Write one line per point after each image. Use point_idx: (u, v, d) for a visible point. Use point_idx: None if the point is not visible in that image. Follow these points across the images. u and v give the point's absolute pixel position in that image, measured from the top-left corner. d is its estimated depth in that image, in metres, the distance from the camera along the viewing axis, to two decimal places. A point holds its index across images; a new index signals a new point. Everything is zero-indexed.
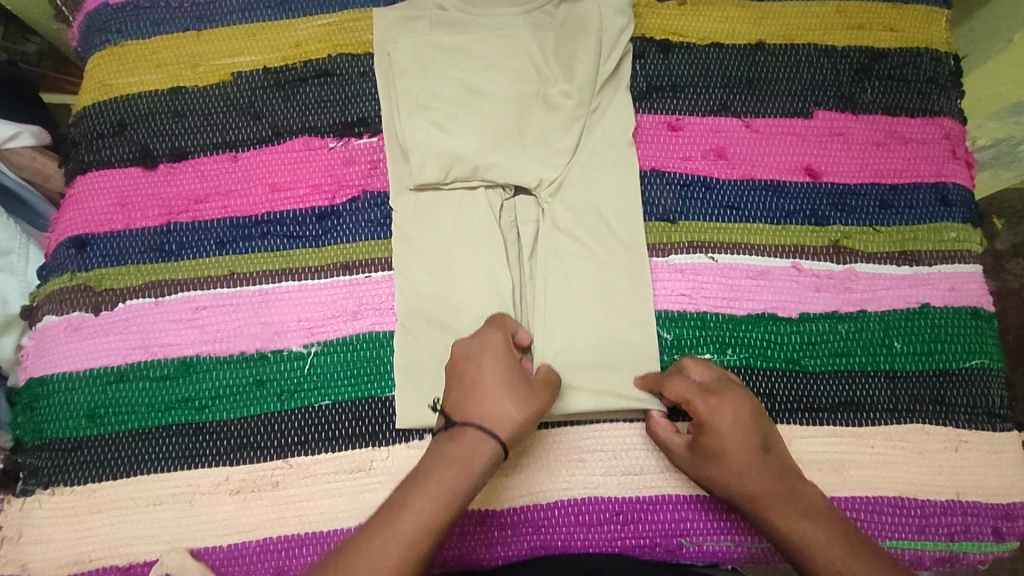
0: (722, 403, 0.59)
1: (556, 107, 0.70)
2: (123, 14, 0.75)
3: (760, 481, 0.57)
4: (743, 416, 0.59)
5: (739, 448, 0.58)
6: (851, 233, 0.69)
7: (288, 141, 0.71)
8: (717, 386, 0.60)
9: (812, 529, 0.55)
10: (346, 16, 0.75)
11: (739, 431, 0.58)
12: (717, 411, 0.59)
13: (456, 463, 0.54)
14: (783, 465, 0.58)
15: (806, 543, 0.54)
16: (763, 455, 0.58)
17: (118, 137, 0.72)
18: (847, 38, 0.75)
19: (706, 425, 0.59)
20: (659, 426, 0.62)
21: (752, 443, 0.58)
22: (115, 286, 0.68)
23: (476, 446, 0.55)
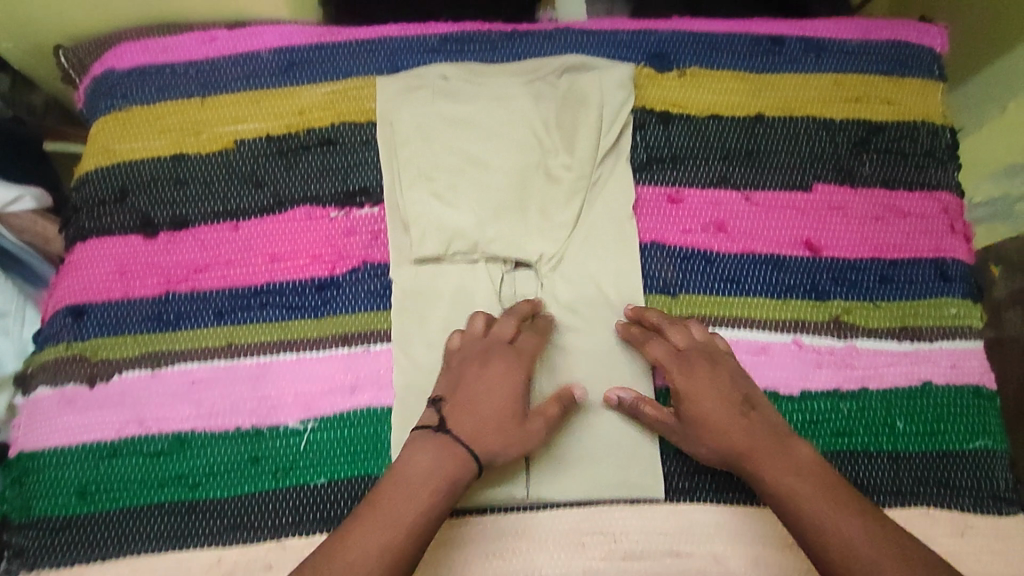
0: (698, 372, 0.61)
1: (557, 180, 0.71)
2: (128, 80, 0.75)
3: (747, 445, 0.58)
4: (723, 383, 0.60)
5: (718, 415, 0.59)
6: (852, 308, 0.70)
7: (290, 210, 0.71)
8: (691, 354, 0.62)
9: (799, 484, 0.55)
10: (350, 84, 0.75)
11: (717, 399, 0.60)
12: (693, 376, 0.61)
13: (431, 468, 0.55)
14: (769, 424, 0.59)
15: (791, 497, 0.55)
16: (746, 417, 0.59)
17: (119, 203, 0.72)
18: (845, 111, 0.75)
19: (688, 395, 0.60)
20: (647, 405, 0.63)
21: (730, 405, 0.59)
22: (110, 357, 0.67)
23: (456, 452, 0.56)
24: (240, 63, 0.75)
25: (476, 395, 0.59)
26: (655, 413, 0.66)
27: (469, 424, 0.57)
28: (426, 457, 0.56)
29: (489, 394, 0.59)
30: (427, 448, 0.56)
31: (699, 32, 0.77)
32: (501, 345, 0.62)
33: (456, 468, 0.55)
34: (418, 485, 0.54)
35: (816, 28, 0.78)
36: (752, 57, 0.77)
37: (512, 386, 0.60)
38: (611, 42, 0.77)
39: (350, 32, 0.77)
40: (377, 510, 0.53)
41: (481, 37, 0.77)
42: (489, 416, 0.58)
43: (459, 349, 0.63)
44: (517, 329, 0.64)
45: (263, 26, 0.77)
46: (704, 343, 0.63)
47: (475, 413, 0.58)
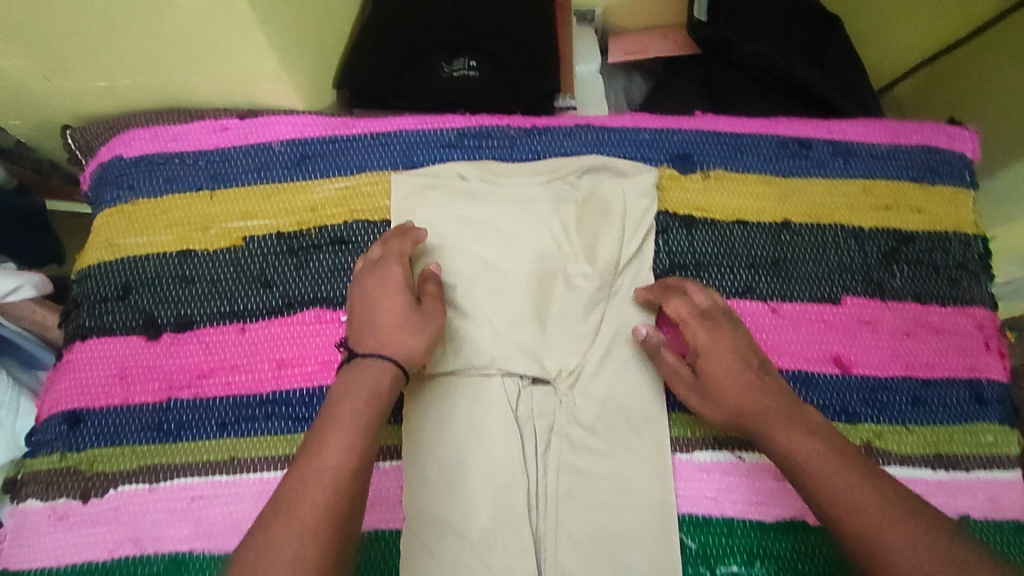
0: (723, 328, 0.62)
1: (577, 290, 0.69)
2: (135, 170, 0.73)
3: (759, 409, 0.57)
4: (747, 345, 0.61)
5: (731, 371, 0.59)
6: (883, 433, 0.67)
7: (299, 313, 0.69)
8: (717, 312, 0.63)
9: (806, 445, 0.53)
10: (364, 179, 0.72)
11: (738, 346, 0.61)
12: (720, 337, 0.61)
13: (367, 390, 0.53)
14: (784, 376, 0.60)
15: (800, 460, 0.53)
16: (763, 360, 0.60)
17: (121, 301, 0.69)
18: (874, 219, 0.73)
19: (709, 350, 0.61)
20: (668, 353, 0.64)
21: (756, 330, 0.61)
22: (107, 469, 0.64)
23: (381, 364, 0.55)
24: (251, 155, 0.73)
25: (375, 296, 0.59)
26: (666, 531, 0.63)
27: (384, 334, 0.57)
28: (356, 381, 0.53)
29: (392, 297, 0.59)
30: (351, 379, 0.53)
31: (724, 132, 0.75)
32: (398, 257, 0.62)
33: (384, 387, 0.54)
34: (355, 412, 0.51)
35: (844, 130, 0.76)
36: (778, 161, 0.74)
37: (400, 277, 0.61)
38: (632, 141, 0.75)
39: (364, 124, 0.75)
40: (313, 451, 0.48)
41: (500, 132, 0.75)
42: (394, 320, 0.58)
43: (364, 277, 0.61)
44: (407, 241, 0.65)
45: (274, 116, 0.74)
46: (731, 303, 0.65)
47: (378, 324, 0.57)
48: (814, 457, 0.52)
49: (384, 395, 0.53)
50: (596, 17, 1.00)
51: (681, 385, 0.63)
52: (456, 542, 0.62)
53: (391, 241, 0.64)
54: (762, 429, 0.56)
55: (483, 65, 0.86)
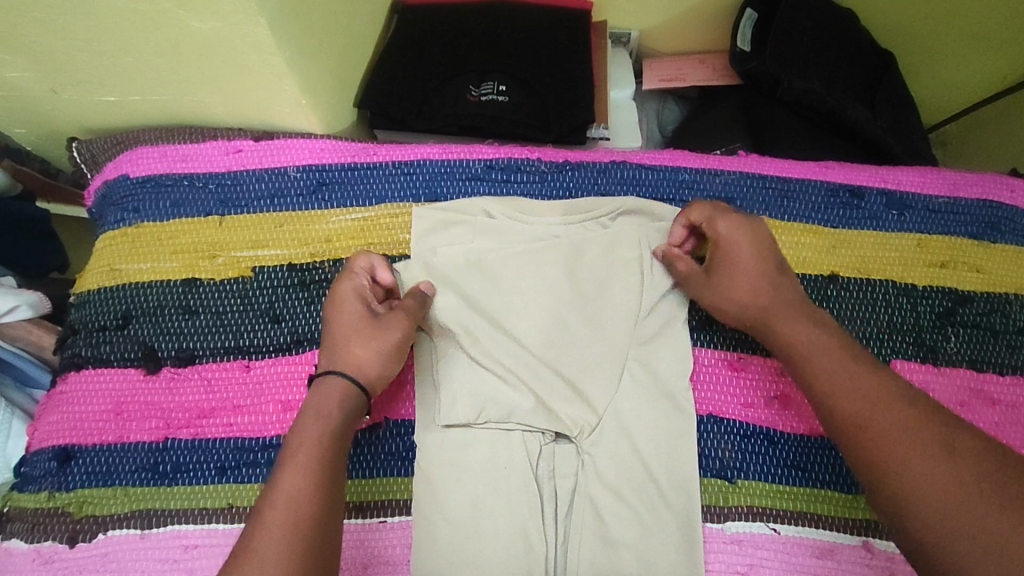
0: (738, 224, 0.60)
1: (602, 340, 0.65)
2: (142, 190, 0.69)
3: (763, 302, 0.58)
4: (761, 261, 0.59)
5: (748, 264, 0.59)
6: None
7: (308, 351, 0.64)
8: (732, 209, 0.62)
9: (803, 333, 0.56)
10: (384, 211, 0.69)
11: (746, 271, 0.59)
12: (735, 241, 0.60)
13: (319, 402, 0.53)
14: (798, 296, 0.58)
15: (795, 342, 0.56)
16: (777, 286, 0.58)
17: (120, 331, 0.65)
18: (927, 277, 0.68)
19: (728, 241, 0.60)
20: (683, 262, 0.64)
21: (764, 269, 0.59)
22: (97, 512, 0.60)
23: (336, 381, 0.55)
24: (265, 180, 0.69)
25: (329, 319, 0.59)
26: None
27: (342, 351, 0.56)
28: (317, 400, 0.54)
29: (346, 313, 0.58)
30: (312, 399, 0.54)
31: (770, 176, 0.71)
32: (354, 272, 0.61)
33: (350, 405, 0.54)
34: (322, 415, 0.52)
35: (899, 180, 0.72)
36: (829, 210, 0.70)
37: (358, 293, 0.60)
38: (672, 182, 0.71)
39: (386, 152, 0.71)
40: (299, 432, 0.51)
41: (530, 166, 0.71)
42: (347, 331, 0.57)
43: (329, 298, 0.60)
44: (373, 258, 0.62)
45: (291, 140, 0.70)
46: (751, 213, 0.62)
47: (334, 340, 0.57)
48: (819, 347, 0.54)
49: (339, 412, 0.53)
50: (631, 39, 0.95)
51: (693, 285, 0.63)
52: None
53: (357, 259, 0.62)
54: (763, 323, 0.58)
55: (513, 90, 0.81)
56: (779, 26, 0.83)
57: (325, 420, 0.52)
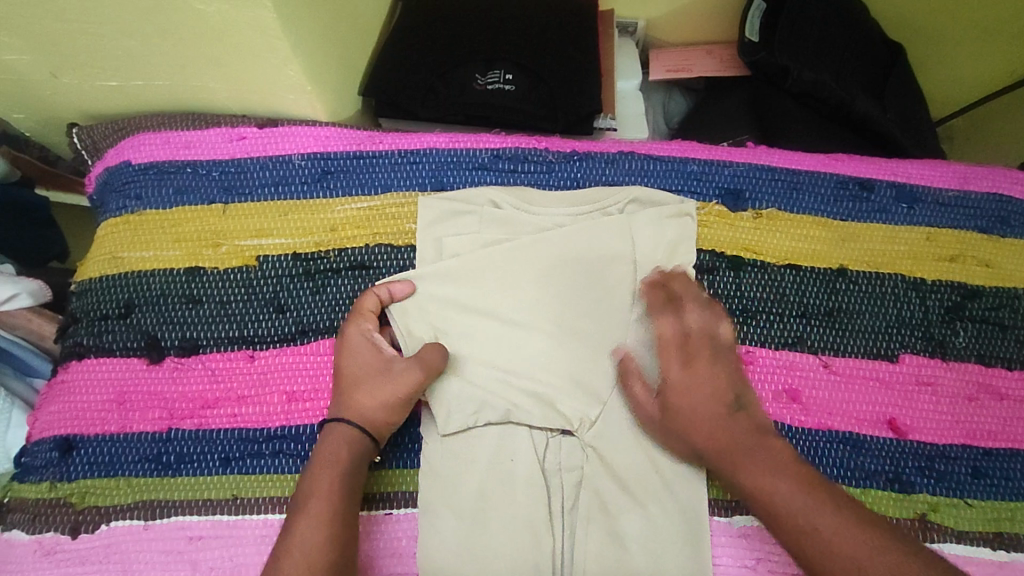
0: (697, 367, 0.58)
1: (609, 332, 0.64)
2: (144, 178, 0.68)
3: (724, 442, 0.56)
4: (715, 402, 0.57)
5: (701, 431, 0.57)
6: (938, 505, 0.61)
7: (313, 342, 0.63)
8: (691, 347, 0.59)
9: (767, 481, 0.53)
10: (389, 200, 0.68)
11: (702, 408, 0.57)
12: (694, 384, 0.58)
13: (332, 446, 0.56)
14: (755, 424, 0.57)
15: (758, 491, 0.53)
16: (733, 420, 0.57)
17: (123, 320, 0.64)
18: (936, 271, 0.68)
19: (681, 386, 0.58)
20: (639, 386, 0.61)
21: (717, 415, 0.57)
22: (100, 503, 0.59)
23: (342, 427, 0.57)
24: (269, 168, 0.68)
25: (338, 365, 0.60)
26: None
27: (351, 394, 0.58)
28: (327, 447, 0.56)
29: (356, 360, 0.59)
30: (323, 445, 0.56)
31: (780, 168, 0.71)
32: (360, 320, 0.61)
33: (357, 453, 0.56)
34: (332, 460, 0.55)
35: (909, 173, 0.71)
36: (838, 203, 0.70)
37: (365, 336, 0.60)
38: (680, 173, 0.70)
39: (392, 141, 0.70)
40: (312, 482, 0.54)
41: (537, 156, 0.70)
42: (354, 381, 0.58)
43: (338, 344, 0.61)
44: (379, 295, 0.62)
45: (296, 127, 0.69)
46: (718, 341, 0.59)
47: (342, 384, 0.59)
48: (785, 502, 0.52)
49: (349, 456, 0.55)
50: (638, 29, 0.94)
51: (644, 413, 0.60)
52: None
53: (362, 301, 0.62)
54: (725, 467, 0.56)
55: (520, 78, 0.80)
56: (788, 17, 0.82)
57: (334, 468, 0.54)
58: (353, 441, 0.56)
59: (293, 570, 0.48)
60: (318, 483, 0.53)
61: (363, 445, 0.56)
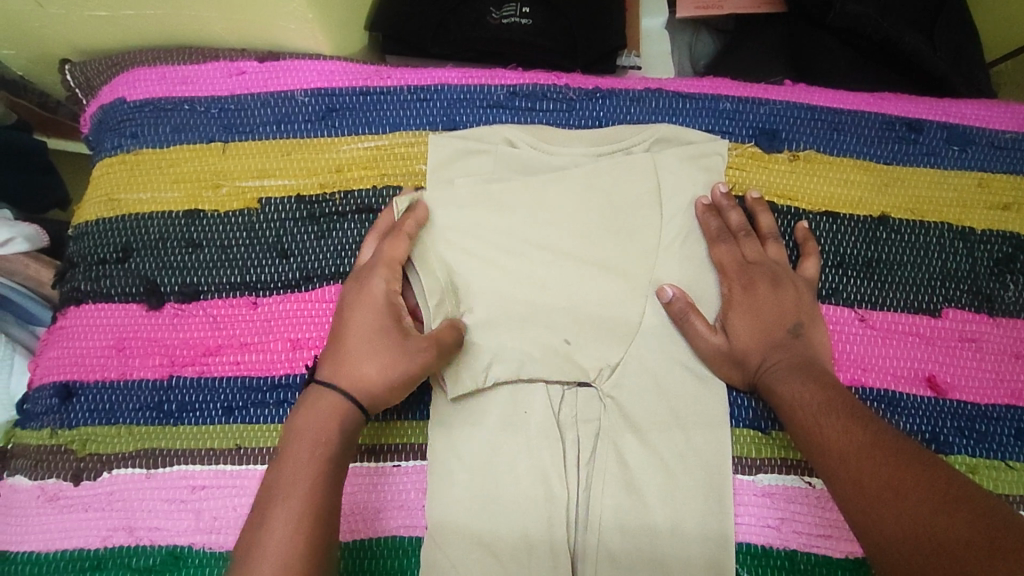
0: (758, 291, 0.58)
1: (630, 279, 0.61)
2: (140, 115, 0.65)
3: (748, 303, 0.58)
4: (753, 261, 0.59)
5: (752, 318, 0.57)
6: (978, 468, 0.57)
7: (318, 288, 0.60)
8: (753, 272, 0.59)
9: (771, 357, 0.56)
10: (398, 139, 0.64)
11: (757, 332, 0.57)
12: (753, 312, 0.57)
13: (308, 435, 0.48)
14: (784, 289, 0.58)
15: (772, 379, 0.55)
16: (757, 277, 0.58)
17: (121, 265, 0.62)
18: (987, 220, 0.63)
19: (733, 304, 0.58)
20: (699, 320, 0.58)
21: (754, 301, 0.58)
22: (101, 450, 0.57)
23: (336, 399, 0.50)
24: (271, 105, 0.64)
25: (348, 315, 0.54)
26: (722, 558, 0.55)
27: (353, 360, 0.51)
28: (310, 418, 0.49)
29: (369, 321, 0.53)
30: (290, 448, 0.47)
31: (819, 107, 0.65)
32: (385, 266, 0.56)
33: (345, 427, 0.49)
34: (318, 432, 0.48)
35: (962, 113, 0.66)
36: (882, 145, 0.64)
37: (383, 295, 0.54)
38: (711, 111, 0.65)
39: (401, 76, 0.66)
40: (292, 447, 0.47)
41: (557, 93, 0.65)
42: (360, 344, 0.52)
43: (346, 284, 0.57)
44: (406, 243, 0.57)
45: (299, 62, 0.65)
46: (778, 266, 0.59)
47: (346, 342, 0.52)
48: (786, 377, 0.54)
49: (336, 435, 0.48)
50: None
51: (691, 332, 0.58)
52: (477, 550, 0.55)
53: (386, 224, 0.60)
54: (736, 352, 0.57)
55: (537, 13, 0.75)
56: None
57: (307, 466, 0.46)
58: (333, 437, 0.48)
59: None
60: (293, 469, 0.46)
61: (351, 421, 0.50)
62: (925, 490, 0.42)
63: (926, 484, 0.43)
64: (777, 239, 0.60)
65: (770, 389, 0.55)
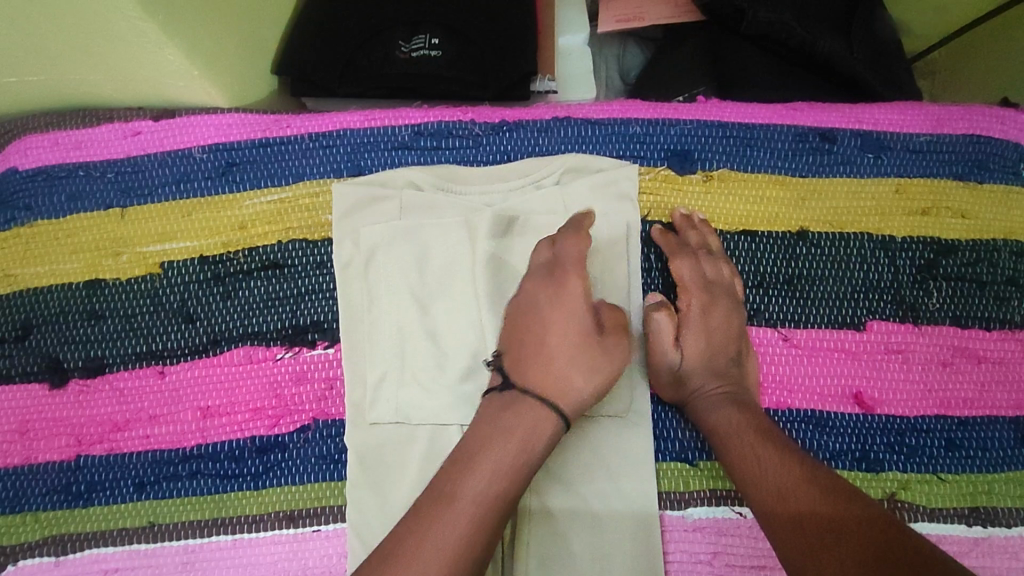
0: (715, 313, 0.57)
1: None
2: (33, 185, 0.63)
3: (703, 322, 0.57)
4: (718, 279, 0.58)
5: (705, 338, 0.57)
6: (909, 483, 0.56)
7: (227, 352, 0.59)
8: (715, 293, 0.58)
9: (712, 384, 0.55)
10: (302, 189, 0.62)
11: (705, 354, 0.56)
12: (706, 334, 0.57)
13: (515, 429, 0.49)
14: (728, 314, 0.57)
15: (704, 403, 0.55)
16: (711, 299, 0.58)
17: (20, 344, 0.59)
18: (907, 226, 0.62)
19: (687, 322, 0.58)
20: (665, 329, 0.57)
21: (708, 324, 0.57)
22: (7, 541, 0.55)
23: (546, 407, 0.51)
24: (169, 164, 0.62)
25: (549, 321, 0.54)
26: None
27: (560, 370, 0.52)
28: (515, 419, 0.50)
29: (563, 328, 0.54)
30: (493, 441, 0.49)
31: (730, 123, 0.64)
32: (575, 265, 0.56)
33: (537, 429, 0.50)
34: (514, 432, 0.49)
35: (875, 119, 0.65)
36: (796, 158, 0.63)
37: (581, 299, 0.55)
38: (621, 136, 0.64)
39: (301, 124, 0.64)
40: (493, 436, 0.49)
41: (462, 129, 0.64)
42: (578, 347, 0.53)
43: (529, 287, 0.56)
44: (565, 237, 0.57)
45: (194, 118, 0.63)
46: (733, 290, 0.58)
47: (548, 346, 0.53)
48: (718, 405, 0.54)
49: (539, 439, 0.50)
50: None
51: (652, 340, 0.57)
52: None
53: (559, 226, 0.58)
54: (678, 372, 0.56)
55: (446, 43, 0.73)
56: None
57: (499, 478, 0.47)
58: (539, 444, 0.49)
59: None
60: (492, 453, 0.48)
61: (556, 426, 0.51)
62: (863, 530, 0.41)
63: (862, 522, 0.42)
64: (731, 262, 0.60)
65: (696, 414, 0.55)
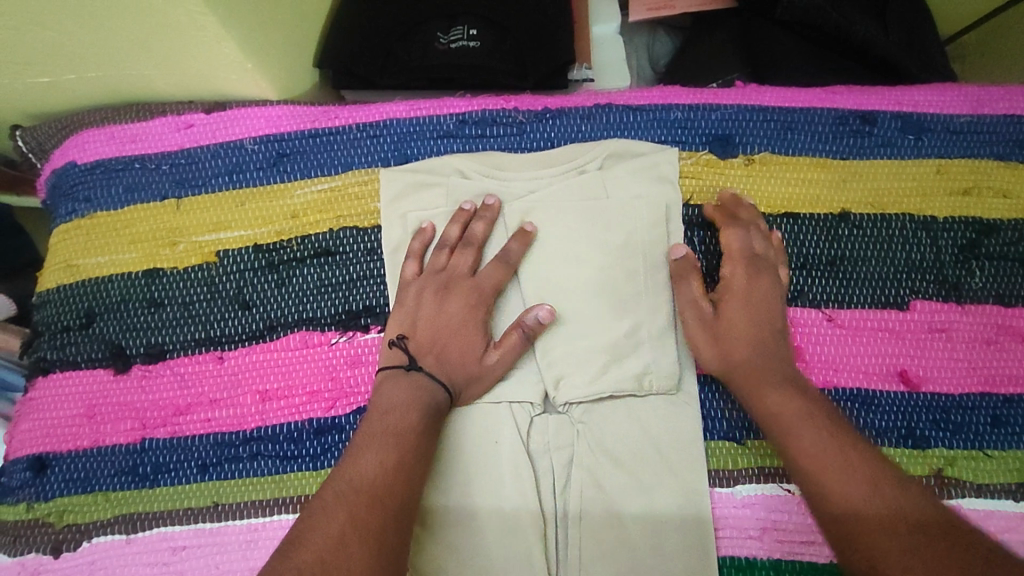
0: (759, 282, 0.58)
1: (591, 298, 0.60)
2: (91, 178, 0.64)
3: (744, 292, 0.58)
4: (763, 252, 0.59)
5: (748, 308, 0.57)
6: (956, 459, 0.57)
7: (283, 337, 0.60)
8: (757, 263, 0.58)
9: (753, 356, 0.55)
10: (351, 178, 0.63)
11: (745, 323, 0.57)
12: (746, 303, 0.57)
13: (410, 385, 0.54)
14: (770, 285, 0.58)
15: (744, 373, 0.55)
16: (754, 270, 0.58)
17: (85, 331, 0.62)
18: (949, 207, 0.62)
19: (733, 288, 0.58)
20: (695, 284, 0.59)
21: (751, 296, 0.58)
22: (79, 520, 0.57)
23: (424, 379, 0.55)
24: (220, 155, 0.64)
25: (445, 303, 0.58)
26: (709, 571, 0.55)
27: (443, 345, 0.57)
28: (404, 386, 0.54)
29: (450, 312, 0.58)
30: (394, 397, 0.53)
31: (771, 107, 0.65)
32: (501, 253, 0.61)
33: (426, 391, 0.54)
34: (419, 391, 0.54)
35: (916, 101, 0.65)
36: (838, 140, 0.64)
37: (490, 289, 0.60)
38: (663, 121, 0.64)
39: (349, 114, 0.65)
40: (408, 391, 0.54)
41: (506, 117, 0.65)
42: (471, 365, 0.57)
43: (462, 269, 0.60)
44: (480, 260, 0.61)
45: (245, 110, 0.65)
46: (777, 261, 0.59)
47: (444, 329, 0.58)
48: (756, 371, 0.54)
49: (431, 399, 0.54)
50: None
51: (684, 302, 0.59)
52: None
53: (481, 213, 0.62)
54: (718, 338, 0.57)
55: (485, 34, 0.74)
56: None
57: (409, 427, 0.51)
58: (419, 434, 0.51)
59: (355, 501, 0.45)
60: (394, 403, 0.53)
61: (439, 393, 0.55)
62: (925, 537, 0.42)
63: (923, 527, 0.42)
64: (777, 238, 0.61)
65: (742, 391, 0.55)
